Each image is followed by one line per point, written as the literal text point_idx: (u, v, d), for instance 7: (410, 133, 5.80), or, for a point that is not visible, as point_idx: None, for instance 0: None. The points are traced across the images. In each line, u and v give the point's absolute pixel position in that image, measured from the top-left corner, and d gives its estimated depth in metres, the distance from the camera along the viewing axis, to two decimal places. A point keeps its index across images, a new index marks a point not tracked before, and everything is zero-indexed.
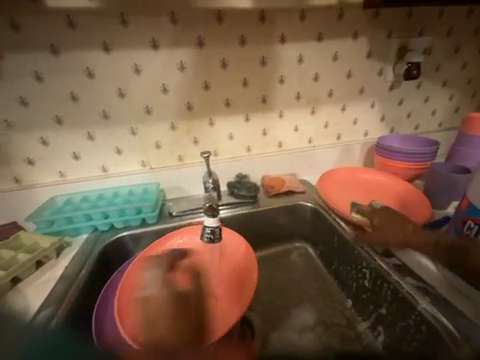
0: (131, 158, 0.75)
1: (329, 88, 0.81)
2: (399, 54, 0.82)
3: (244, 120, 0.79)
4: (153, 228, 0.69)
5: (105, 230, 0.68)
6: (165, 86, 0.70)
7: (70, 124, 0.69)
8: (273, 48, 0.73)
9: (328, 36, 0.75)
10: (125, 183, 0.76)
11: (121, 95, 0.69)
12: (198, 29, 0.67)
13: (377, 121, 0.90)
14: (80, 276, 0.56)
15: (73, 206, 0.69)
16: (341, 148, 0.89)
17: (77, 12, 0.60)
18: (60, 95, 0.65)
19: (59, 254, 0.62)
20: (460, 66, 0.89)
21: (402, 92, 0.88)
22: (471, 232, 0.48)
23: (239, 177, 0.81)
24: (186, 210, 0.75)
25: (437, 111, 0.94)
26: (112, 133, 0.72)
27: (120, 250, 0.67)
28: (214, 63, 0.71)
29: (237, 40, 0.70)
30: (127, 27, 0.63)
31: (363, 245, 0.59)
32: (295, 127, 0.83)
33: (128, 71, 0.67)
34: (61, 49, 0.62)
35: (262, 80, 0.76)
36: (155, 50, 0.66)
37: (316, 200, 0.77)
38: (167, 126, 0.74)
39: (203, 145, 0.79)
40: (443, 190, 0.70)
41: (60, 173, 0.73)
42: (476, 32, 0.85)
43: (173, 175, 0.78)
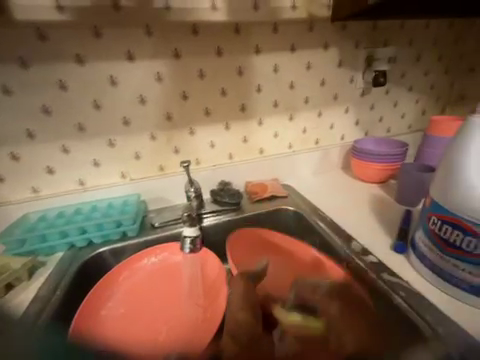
0: (110, 170, 0.74)
1: (304, 95, 0.84)
2: (367, 64, 0.88)
3: (224, 128, 0.80)
4: (134, 241, 0.67)
5: (82, 247, 0.65)
6: (143, 97, 0.70)
7: (43, 138, 0.66)
8: (249, 58, 0.75)
9: (301, 47, 0.79)
10: (104, 196, 0.74)
11: (97, 107, 0.68)
12: (174, 41, 0.68)
13: (352, 126, 0.95)
14: (55, 298, 0.53)
15: (48, 223, 0.65)
16: (320, 152, 0.92)
17: (48, 24, 0.59)
18: (31, 108, 0.63)
19: (32, 275, 0.58)
20: (422, 73, 0.96)
21: (372, 98, 0.93)
22: (435, 227, 0.48)
23: (223, 185, 0.81)
24: (169, 220, 0.73)
25: (405, 115, 1.01)
26: (89, 145, 0.70)
27: (100, 266, 0.65)
28: (192, 73, 0.72)
29: (213, 51, 0.72)
30: (101, 39, 0.63)
31: (343, 246, 0.61)
32: (275, 133, 0.86)
33: (104, 82, 0.66)
34: (32, 61, 0.60)
35: (241, 89, 0.78)
36: (132, 62, 0.67)
37: (298, 204, 0.79)
38: (146, 136, 0.74)
39: (184, 154, 0.79)
40: (413, 188, 0.75)
41: (32, 189, 0.69)
42: (434, 42, 0.93)
43: (155, 185, 0.77)
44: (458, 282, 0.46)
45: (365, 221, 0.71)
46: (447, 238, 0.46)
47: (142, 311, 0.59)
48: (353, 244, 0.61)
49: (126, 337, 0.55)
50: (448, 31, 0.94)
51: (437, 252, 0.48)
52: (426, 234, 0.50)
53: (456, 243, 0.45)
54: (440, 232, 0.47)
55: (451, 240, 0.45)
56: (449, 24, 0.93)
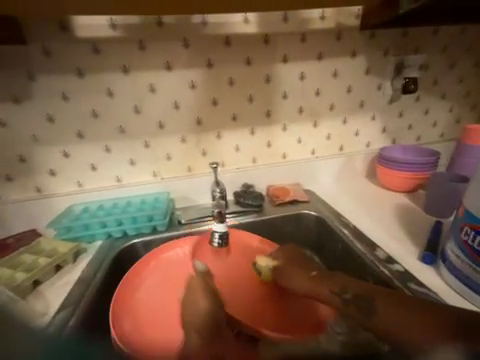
0: (143, 169, 0.81)
1: (330, 102, 0.85)
2: (396, 70, 0.87)
3: (249, 133, 0.84)
4: (163, 235, 0.73)
5: (118, 237, 0.71)
6: (176, 103, 0.76)
7: (90, 138, 0.75)
8: (276, 67, 0.79)
9: (328, 55, 0.80)
10: (138, 192, 0.81)
11: (137, 111, 0.75)
12: (208, 52, 0.74)
13: (378, 133, 0.93)
14: (95, 281, 0.59)
15: (90, 214, 0.73)
16: (343, 159, 0.92)
17: (101, 40, 0.68)
18: (82, 112, 0.72)
19: (75, 259, 0.65)
20: (458, 80, 0.92)
21: (401, 106, 0.91)
22: (468, 238, 0.46)
23: (245, 187, 0.84)
24: (194, 218, 0.78)
25: (437, 123, 0.97)
26: (127, 146, 0.78)
27: (132, 256, 0.71)
28: (222, 81, 0.77)
29: (243, 61, 0.76)
30: (144, 52, 0.71)
31: (366, 253, 0.61)
32: (298, 139, 0.88)
33: (144, 90, 0.73)
34: (86, 72, 0.69)
35: (267, 96, 0.81)
36: (169, 71, 0.73)
37: (320, 209, 0.79)
38: (178, 139, 0.80)
39: (211, 156, 0.83)
40: (445, 199, 0.72)
41: (78, 183, 0.78)
42: (471, 48, 0.90)
43: (182, 185, 0.83)
44: None
45: (391, 229, 0.70)
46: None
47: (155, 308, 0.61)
48: (378, 252, 0.61)
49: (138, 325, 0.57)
50: None
51: (469, 264, 0.46)
52: (457, 245, 0.48)
53: None
54: (473, 243, 0.45)
55: None
56: None
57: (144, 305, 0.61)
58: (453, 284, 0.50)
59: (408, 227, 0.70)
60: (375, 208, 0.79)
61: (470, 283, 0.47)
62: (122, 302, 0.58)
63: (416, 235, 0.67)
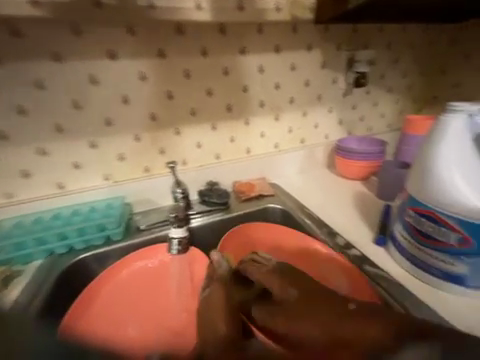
0: (92, 173, 0.71)
1: (289, 96, 0.86)
2: (348, 65, 0.91)
3: (211, 128, 0.80)
4: (119, 245, 0.65)
5: (63, 253, 0.62)
6: (126, 96, 0.68)
7: (17, 140, 0.63)
8: (235, 59, 0.76)
9: (285, 48, 0.80)
10: (86, 199, 0.71)
11: (77, 106, 0.65)
12: (158, 40, 0.67)
13: (335, 125, 0.97)
14: (32, 309, 0.50)
15: (24, 230, 0.62)
16: (305, 151, 0.95)
17: (21, 20, 0.56)
18: (4, 108, 0.60)
19: (7, 285, 0.55)
20: (400, 75, 1.02)
21: (354, 99, 0.97)
22: (412, 220, 0.50)
23: (210, 185, 0.81)
24: (155, 223, 0.72)
25: (385, 115, 1.05)
26: (69, 147, 0.67)
27: (82, 272, 0.62)
28: (177, 74, 0.71)
29: (198, 51, 0.71)
30: (80, 36, 0.61)
31: (328, 241, 0.63)
32: (261, 133, 0.87)
33: (84, 81, 0.64)
34: (3, 58, 0.57)
35: (226, 89, 0.78)
36: (113, 60, 0.65)
37: (285, 202, 0.80)
38: (131, 137, 0.72)
39: (170, 154, 0.77)
40: (393, 184, 0.79)
41: (6, 193, 0.65)
42: (409, 46, 0.99)
43: (140, 188, 0.75)
44: (433, 270, 0.49)
45: (349, 217, 0.74)
46: (422, 230, 0.49)
47: (116, 311, 0.59)
48: (338, 239, 0.63)
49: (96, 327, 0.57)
50: (422, 36, 0.99)
51: (414, 243, 0.51)
52: (404, 227, 0.53)
53: (430, 233, 0.48)
54: (416, 224, 0.50)
55: (425, 231, 0.48)
56: (422, 29, 0.99)
57: (99, 311, 0.58)
58: (402, 263, 0.54)
59: (364, 214, 0.76)
60: (335, 197, 0.84)
61: (416, 260, 0.51)
62: (83, 314, 0.57)
63: (371, 220, 0.72)
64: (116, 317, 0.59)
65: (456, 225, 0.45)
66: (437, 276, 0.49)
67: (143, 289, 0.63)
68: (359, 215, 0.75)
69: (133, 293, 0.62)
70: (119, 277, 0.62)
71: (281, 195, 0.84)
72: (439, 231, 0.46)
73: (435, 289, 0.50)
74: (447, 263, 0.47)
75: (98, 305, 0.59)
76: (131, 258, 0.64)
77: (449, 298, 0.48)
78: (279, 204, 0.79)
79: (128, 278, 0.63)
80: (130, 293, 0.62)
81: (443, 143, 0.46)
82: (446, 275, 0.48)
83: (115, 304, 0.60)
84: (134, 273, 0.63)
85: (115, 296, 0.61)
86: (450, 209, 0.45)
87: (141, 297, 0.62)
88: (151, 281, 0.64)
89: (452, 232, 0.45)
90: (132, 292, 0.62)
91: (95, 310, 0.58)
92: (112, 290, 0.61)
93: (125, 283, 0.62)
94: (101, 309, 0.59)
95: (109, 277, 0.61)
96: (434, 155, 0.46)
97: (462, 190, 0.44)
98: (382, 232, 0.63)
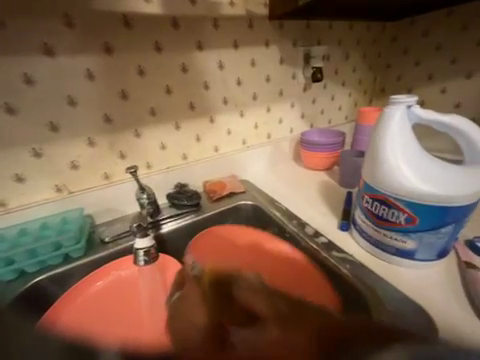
0: (40, 185, 0.63)
1: (252, 91, 0.86)
2: (305, 61, 0.95)
3: (174, 128, 0.76)
4: (80, 262, 0.59)
5: (11, 280, 0.54)
6: (72, 97, 0.61)
7: None
8: (192, 54, 0.73)
9: (243, 44, 0.80)
10: (36, 216, 0.63)
11: (11, 110, 0.56)
12: (104, 34, 0.61)
13: (298, 119, 1.01)
14: None
15: None
16: (272, 146, 0.97)
17: None
18: None
19: None
20: (352, 70, 1.09)
21: (313, 93, 1.02)
22: (368, 204, 0.55)
23: (179, 187, 0.78)
24: (121, 233, 0.67)
25: (342, 107, 1.13)
26: (6, 158, 0.58)
27: (37, 298, 0.55)
28: (130, 71, 0.66)
29: (152, 47, 0.67)
30: (5, 29, 0.52)
31: (298, 232, 0.66)
32: (228, 130, 0.86)
33: (17, 82, 0.55)
34: None
35: (187, 87, 0.75)
36: (51, 57, 0.57)
37: (255, 198, 0.81)
38: (84, 142, 0.65)
39: (131, 158, 0.72)
40: (352, 172, 0.85)
41: None
42: (358, 42, 1.06)
43: (100, 197, 0.69)
44: (389, 248, 0.55)
45: (316, 206, 0.78)
46: (377, 213, 0.54)
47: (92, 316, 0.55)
48: (307, 229, 0.67)
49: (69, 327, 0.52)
50: (367, 33, 1.08)
51: (371, 226, 0.56)
52: (362, 212, 0.57)
53: (384, 215, 0.53)
54: (372, 208, 0.54)
55: (380, 214, 0.53)
56: (368, 26, 1.07)
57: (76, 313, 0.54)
58: (363, 244, 0.59)
59: (329, 202, 0.80)
60: (302, 189, 0.88)
61: (374, 241, 0.57)
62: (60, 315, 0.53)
63: (335, 207, 0.77)
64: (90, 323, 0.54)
65: (404, 207, 0.50)
66: (392, 254, 0.55)
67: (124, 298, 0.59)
68: (325, 204, 0.79)
69: (113, 302, 0.58)
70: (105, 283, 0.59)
71: (252, 191, 0.84)
72: (390, 213, 0.51)
73: (391, 265, 0.55)
74: (399, 241, 0.53)
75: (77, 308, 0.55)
76: (94, 276, 0.58)
77: (402, 271, 0.54)
78: (251, 200, 0.80)
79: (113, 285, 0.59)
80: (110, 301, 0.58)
81: (394, 134, 0.50)
82: (399, 251, 0.54)
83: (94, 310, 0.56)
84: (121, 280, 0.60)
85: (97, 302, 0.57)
86: (400, 193, 0.49)
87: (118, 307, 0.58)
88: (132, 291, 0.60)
89: (401, 213, 0.50)
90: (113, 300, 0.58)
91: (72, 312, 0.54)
92: (97, 295, 0.57)
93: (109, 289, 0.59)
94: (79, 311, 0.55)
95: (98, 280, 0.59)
96: (382, 145, 0.51)
97: (407, 174, 0.48)
98: (345, 218, 0.68)
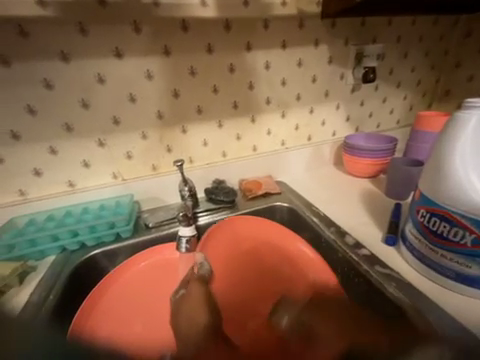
0: (101, 171, 0.72)
1: (296, 92, 0.85)
2: (357, 60, 0.89)
3: (217, 126, 0.80)
4: (128, 242, 0.66)
5: (75, 250, 0.63)
6: (133, 95, 0.68)
7: (28, 139, 0.64)
8: (240, 56, 0.75)
9: (291, 44, 0.79)
10: (95, 197, 0.72)
11: (85, 105, 0.66)
12: (164, 38, 0.67)
13: (343, 121, 0.96)
14: (48, 303, 0.51)
15: (37, 227, 0.63)
16: (312, 149, 0.93)
17: (29, 20, 0.57)
18: (15, 108, 0.61)
19: (22, 280, 0.56)
20: (410, 70, 0.99)
21: (362, 95, 0.95)
22: (424, 219, 0.49)
23: (217, 183, 0.81)
24: (163, 220, 0.72)
25: (394, 111, 1.03)
26: (78, 146, 0.68)
27: (93, 269, 0.63)
28: (182, 71, 0.71)
29: (204, 49, 0.71)
30: (87, 36, 0.61)
31: (336, 240, 0.63)
32: (268, 131, 0.86)
33: (91, 80, 0.64)
34: (14, 60, 0.58)
35: (233, 87, 0.77)
36: (119, 59, 0.65)
37: (291, 200, 0.80)
38: (138, 135, 0.72)
39: (176, 153, 0.78)
40: (403, 182, 0.77)
41: (20, 192, 0.67)
42: (420, 39, 0.96)
43: (147, 186, 0.76)
44: (447, 271, 0.48)
45: (357, 215, 0.73)
46: (435, 230, 0.48)
47: (124, 302, 0.58)
48: (346, 238, 0.63)
49: (105, 309, 0.56)
50: (433, 28, 0.96)
51: (426, 244, 0.50)
52: (416, 227, 0.52)
53: (443, 233, 0.47)
54: (428, 224, 0.49)
55: (438, 231, 0.47)
56: (434, 21, 0.95)
57: (113, 297, 0.58)
58: (414, 264, 0.53)
59: (373, 212, 0.74)
60: (342, 195, 0.83)
61: (428, 261, 0.50)
62: (101, 297, 0.57)
63: (380, 219, 0.71)
64: (121, 310, 0.57)
65: (471, 225, 0.43)
66: (451, 278, 0.48)
67: (153, 291, 0.62)
68: (368, 214, 0.74)
69: (144, 292, 0.61)
70: (145, 269, 0.63)
71: (288, 193, 0.83)
72: (452, 231, 0.45)
73: (449, 291, 0.49)
74: (461, 264, 0.46)
75: (114, 291, 0.58)
76: (136, 259, 0.63)
77: (463, 301, 0.47)
78: (286, 202, 0.79)
79: (152, 273, 0.63)
80: (142, 290, 0.61)
81: (471, 143, 0.43)
82: (460, 277, 0.47)
83: (127, 296, 0.59)
84: (158, 269, 0.63)
85: (134, 287, 0.61)
86: (466, 212, 0.43)
87: (147, 297, 0.61)
88: (163, 284, 0.63)
89: (467, 232, 0.44)
90: (144, 290, 0.61)
91: (110, 296, 0.58)
92: (136, 280, 0.61)
93: (147, 277, 0.62)
94: (115, 295, 0.58)
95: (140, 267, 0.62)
96: (449, 154, 0.45)
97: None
98: (393, 231, 0.62)
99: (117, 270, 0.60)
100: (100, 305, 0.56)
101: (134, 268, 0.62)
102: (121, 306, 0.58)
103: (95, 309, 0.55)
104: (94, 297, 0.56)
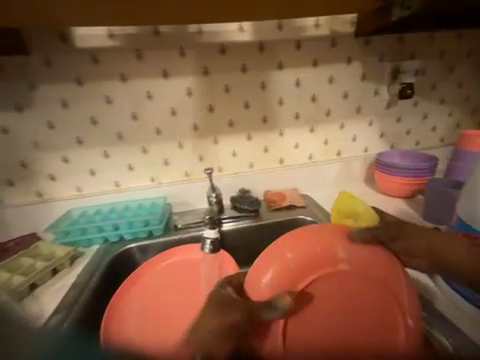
0: (142, 174, 0.82)
1: (326, 107, 0.86)
2: (393, 76, 0.86)
3: (246, 139, 0.84)
4: (159, 240, 0.73)
5: (115, 242, 0.72)
6: (174, 109, 0.78)
7: (89, 145, 0.77)
8: (272, 74, 0.80)
9: (323, 62, 0.81)
10: (136, 197, 0.82)
11: (135, 117, 0.77)
12: (204, 60, 0.75)
13: (376, 138, 0.93)
14: (90, 286, 0.60)
15: (88, 219, 0.74)
16: (341, 164, 0.92)
17: (101, 50, 0.70)
18: (83, 119, 0.74)
19: (72, 263, 0.66)
20: (456, 85, 0.92)
21: (399, 111, 0.91)
22: None
23: (242, 192, 0.85)
24: (191, 223, 0.78)
25: (436, 128, 0.96)
26: (126, 152, 0.79)
27: (127, 260, 0.71)
28: (218, 89, 0.78)
29: (239, 68, 0.78)
30: (142, 60, 0.73)
31: None
32: (295, 144, 0.88)
33: (142, 97, 0.75)
34: (86, 80, 0.72)
35: (263, 102, 0.82)
36: (166, 78, 0.75)
37: (316, 215, 0.79)
38: (175, 144, 0.81)
39: (207, 161, 0.84)
40: (443, 206, 0.71)
41: (77, 188, 0.79)
42: (468, 53, 0.89)
43: (180, 190, 0.83)
44: None
45: None
46: None
47: (156, 291, 0.65)
48: None
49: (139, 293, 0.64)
50: None
51: None
52: None
53: None
54: None
55: None
56: None
57: (148, 285, 0.65)
58: (448, 294, 0.50)
59: None
60: None
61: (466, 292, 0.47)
62: (136, 286, 0.64)
63: None
64: (150, 298, 0.64)
65: None
66: None
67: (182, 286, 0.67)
68: None
69: (174, 287, 0.67)
70: (174, 264, 0.68)
71: (313, 207, 0.82)
72: None
73: None
74: None
75: (150, 279, 0.66)
76: (166, 254, 0.69)
77: None
78: (310, 216, 0.78)
79: (182, 268, 0.68)
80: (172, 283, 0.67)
81: None
82: None
83: (159, 285, 0.66)
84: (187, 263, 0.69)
85: (166, 278, 0.67)
86: None
87: (174, 293, 0.66)
88: (192, 280, 0.68)
89: None
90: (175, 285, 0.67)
91: (145, 284, 0.65)
92: (165, 275, 0.68)
93: (179, 270, 0.68)
94: (149, 283, 0.66)
95: (175, 258, 0.69)
96: None
97: None
98: None
99: (153, 260, 0.68)
100: (134, 291, 0.64)
101: (164, 263, 0.68)
102: (152, 293, 0.65)
103: (130, 295, 0.63)
104: (130, 283, 0.64)
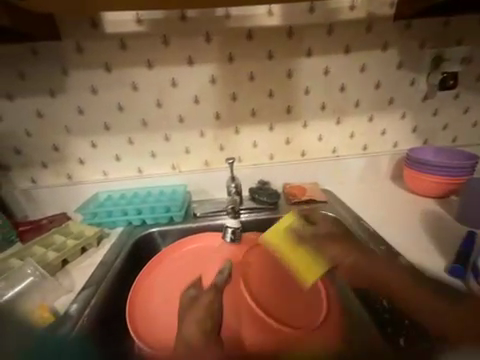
0: (164, 161, 0.83)
1: (355, 98, 0.81)
2: (434, 65, 0.79)
3: (268, 129, 0.82)
4: (179, 226, 0.75)
5: (137, 225, 0.75)
6: (197, 97, 0.77)
7: (115, 131, 0.79)
8: (299, 61, 0.76)
9: (356, 48, 0.76)
10: (157, 184, 0.84)
11: (159, 105, 0.77)
12: (229, 46, 0.73)
13: (408, 132, 0.86)
14: (115, 265, 0.63)
15: (113, 202, 0.77)
16: (367, 159, 0.87)
17: (129, 35, 0.71)
18: (110, 105, 0.76)
19: (99, 243, 0.70)
20: None
21: (437, 103, 0.84)
22: None
23: (261, 184, 0.84)
24: (209, 212, 0.79)
25: (478, 123, 0.87)
26: (149, 139, 0.81)
27: (148, 244, 0.74)
28: (242, 77, 0.76)
29: (265, 55, 0.75)
30: (168, 46, 0.72)
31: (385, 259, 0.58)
32: (319, 136, 0.84)
33: (166, 84, 0.75)
34: (114, 66, 0.73)
35: (288, 91, 0.79)
36: (190, 65, 0.74)
37: (337, 211, 0.76)
38: (197, 133, 0.81)
39: (228, 151, 0.84)
40: None
41: (103, 172, 0.83)
42: None
43: (199, 179, 0.84)
44: None
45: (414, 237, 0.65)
46: None
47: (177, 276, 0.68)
48: (399, 260, 0.57)
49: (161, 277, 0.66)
50: None
51: None
52: None
53: None
54: None
55: None
56: None
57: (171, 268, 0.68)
58: None
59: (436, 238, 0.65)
60: (397, 213, 0.75)
61: None
62: (162, 266, 0.68)
63: (445, 247, 0.62)
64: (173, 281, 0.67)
65: None
66: None
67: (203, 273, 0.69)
68: (430, 238, 0.65)
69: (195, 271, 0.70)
70: (196, 249, 0.72)
71: (334, 203, 0.79)
72: None
73: None
74: None
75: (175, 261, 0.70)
76: (191, 239, 0.72)
77: None
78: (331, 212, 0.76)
79: (203, 254, 0.71)
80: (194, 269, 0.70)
81: None
82: None
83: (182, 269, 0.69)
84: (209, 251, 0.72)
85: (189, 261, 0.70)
86: None
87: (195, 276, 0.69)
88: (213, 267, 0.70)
89: None
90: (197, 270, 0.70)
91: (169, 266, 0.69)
92: (186, 259, 0.71)
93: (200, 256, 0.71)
94: (173, 265, 0.69)
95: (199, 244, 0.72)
96: None
97: None
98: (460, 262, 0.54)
99: (177, 243, 0.72)
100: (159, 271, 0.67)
101: (187, 247, 0.72)
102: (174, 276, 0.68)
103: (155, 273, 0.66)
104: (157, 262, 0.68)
